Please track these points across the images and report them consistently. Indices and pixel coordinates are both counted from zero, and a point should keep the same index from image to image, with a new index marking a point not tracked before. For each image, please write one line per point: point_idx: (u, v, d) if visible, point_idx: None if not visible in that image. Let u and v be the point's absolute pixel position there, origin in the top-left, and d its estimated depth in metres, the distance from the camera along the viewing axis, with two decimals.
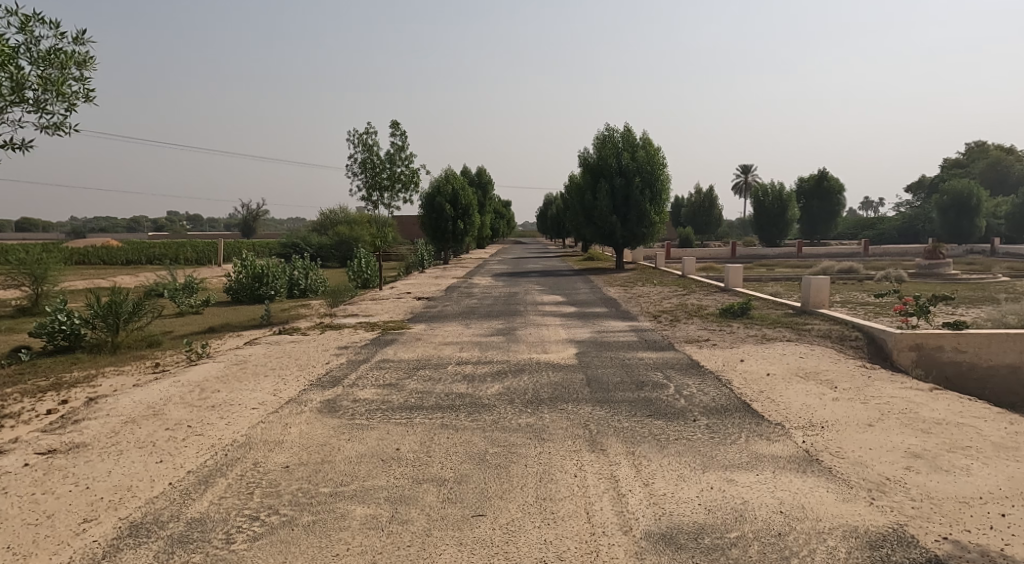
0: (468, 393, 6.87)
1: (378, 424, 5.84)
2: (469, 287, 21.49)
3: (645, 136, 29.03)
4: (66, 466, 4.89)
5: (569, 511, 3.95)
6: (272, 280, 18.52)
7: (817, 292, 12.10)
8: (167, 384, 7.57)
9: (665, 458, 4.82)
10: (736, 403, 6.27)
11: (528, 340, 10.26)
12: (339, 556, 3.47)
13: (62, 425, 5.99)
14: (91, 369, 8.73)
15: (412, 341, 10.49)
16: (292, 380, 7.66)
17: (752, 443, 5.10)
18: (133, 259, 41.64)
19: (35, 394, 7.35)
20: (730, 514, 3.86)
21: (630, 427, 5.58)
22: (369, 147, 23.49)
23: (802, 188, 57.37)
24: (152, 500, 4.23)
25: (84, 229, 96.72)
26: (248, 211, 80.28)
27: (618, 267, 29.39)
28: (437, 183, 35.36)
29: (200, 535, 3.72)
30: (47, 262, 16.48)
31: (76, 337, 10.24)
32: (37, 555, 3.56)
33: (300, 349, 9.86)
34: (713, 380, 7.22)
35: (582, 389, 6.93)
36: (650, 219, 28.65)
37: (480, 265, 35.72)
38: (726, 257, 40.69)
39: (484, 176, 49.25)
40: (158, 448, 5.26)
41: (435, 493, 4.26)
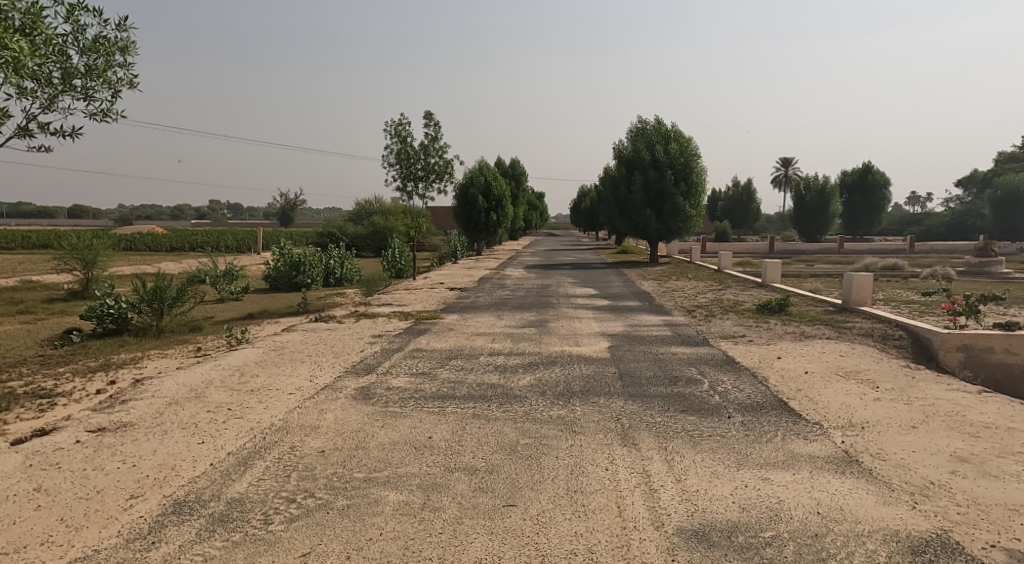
0: (500, 384, 6.90)
1: (411, 412, 5.92)
2: (501, 278, 21.50)
3: (678, 127, 28.74)
4: (114, 444, 5.08)
5: (600, 505, 3.94)
6: (308, 268, 18.81)
7: (859, 289, 11.77)
8: (208, 368, 7.80)
9: (699, 455, 4.77)
10: (772, 400, 6.17)
11: (560, 332, 10.28)
12: (372, 541, 3.54)
13: (110, 405, 6.22)
14: (138, 352, 9.03)
15: (444, 331, 10.56)
16: (327, 367, 7.83)
17: (789, 442, 5.01)
18: (177, 246, 43.13)
19: (85, 374, 7.66)
20: (766, 514, 3.80)
21: (662, 422, 5.53)
22: (403, 138, 23.71)
23: (845, 182, 55.80)
24: (195, 479, 4.38)
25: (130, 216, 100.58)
26: (286, 199, 81.83)
27: (651, 261, 29.12)
28: (470, 174, 35.51)
29: (239, 515, 3.84)
30: (96, 248, 17.09)
31: (123, 320, 10.60)
32: (88, 527, 3.72)
33: (335, 337, 10.04)
34: (748, 377, 7.11)
35: (614, 383, 6.90)
36: (685, 213, 28.21)
37: (502, 265, 28.57)
38: (764, 252, 39.93)
39: (517, 167, 49.26)
40: (200, 429, 5.43)
41: (466, 482, 4.30)
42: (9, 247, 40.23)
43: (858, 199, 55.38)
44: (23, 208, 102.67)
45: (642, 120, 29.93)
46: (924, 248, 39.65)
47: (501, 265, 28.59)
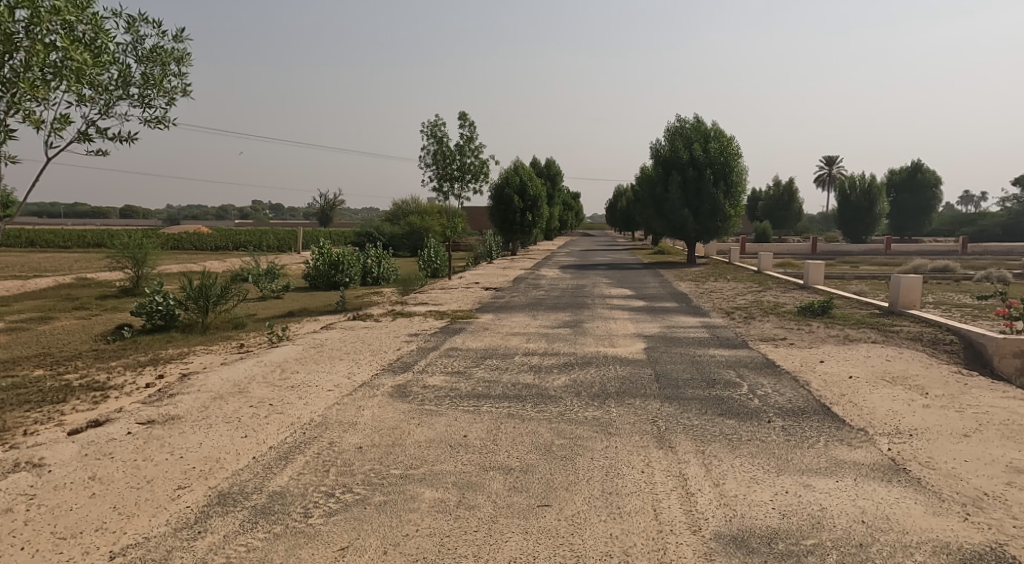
0: (535, 384, 6.90)
1: (447, 410, 5.97)
2: (536, 278, 21.53)
3: (718, 126, 28.25)
4: (163, 436, 5.26)
5: (635, 507, 3.91)
6: (347, 268, 19.11)
7: (908, 292, 11.41)
8: (250, 364, 8.00)
9: (738, 459, 4.68)
10: (814, 405, 6.03)
11: (596, 333, 10.22)
12: (409, 537, 3.58)
13: (159, 398, 6.45)
14: (185, 348, 9.33)
15: (480, 330, 10.61)
16: (365, 365, 7.96)
17: (831, 448, 4.88)
18: (222, 245, 44.38)
19: (136, 368, 7.95)
20: (807, 520, 3.71)
21: (700, 426, 5.45)
22: (439, 138, 23.91)
23: (893, 181, 54.26)
24: (238, 471, 4.50)
25: (177, 216, 104.26)
26: (325, 199, 83.50)
27: (689, 262, 28.72)
28: (505, 175, 35.62)
29: (281, 508, 3.92)
30: (146, 247, 17.70)
31: (171, 317, 10.94)
32: (139, 515, 3.86)
33: (373, 335, 10.18)
34: (789, 381, 6.96)
35: (650, 385, 6.83)
36: (724, 213, 27.73)
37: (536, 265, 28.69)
38: (806, 253, 38.97)
39: (552, 168, 49.13)
40: (243, 424, 5.58)
41: (501, 481, 4.32)
42: (66, 245, 42.04)
43: (907, 199, 53.69)
44: (78, 208, 107.08)
45: (681, 118, 29.55)
46: (978, 249, 38.11)
47: (536, 265, 28.72)
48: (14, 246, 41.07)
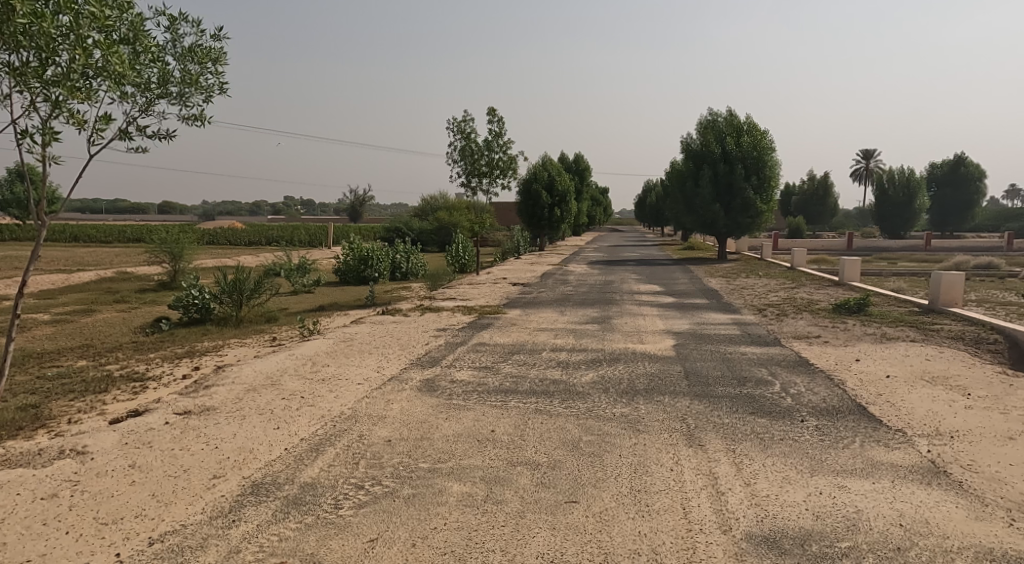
0: (562, 380, 6.88)
1: (475, 405, 5.98)
2: (564, 274, 21.48)
3: (751, 119, 27.69)
4: (199, 426, 5.39)
5: (664, 505, 3.87)
6: (376, 262, 19.29)
7: (949, 289, 11.06)
8: (283, 356, 8.15)
9: (769, 458, 4.61)
10: (850, 405, 5.88)
11: (624, 329, 10.15)
12: (437, 530, 3.60)
13: (195, 389, 6.62)
14: (219, 340, 9.54)
15: (508, 326, 10.62)
16: (394, 359, 8.02)
17: (867, 449, 4.77)
18: (255, 240, 45.26)
19: (173, 360, 8.17)
20: (842, 522, 3.63)
21: (731, 424, 5.38)
22: (467, 134, 23.94)
23: (934, 175, 52.73)
24: (271, 462, 4.58)
25: (212, 212, 106.70)
26: (355, 195, 84.50)
27: (720, 257, 28.31)
28: (534, 170, 35.54)
29: (311, 499, 3.99)
30: (183, 242, 18.13)
31: (206, 310, 11.16)
32: (176, 503, 3.96)
33: (401, 329, 10.27)
34: (823, 380, 6.81)
35: (679, 382, 6.76)
36: (756, 208, 27.24)
37: (564, 260, 28.60)
38: (842, 249, 38.07)
39: (581, 163, 48.85)
40: (276, 415, 5.68)
41: (529, 477, 4.32)
42: (107, 241, 43.29)
43: (948, 194, 52.11)
44: (117, 205, 110.06)
45: (713, 112, 29.04)
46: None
47: (563, 260, 28.64)
48: (59, 242, 42.47)
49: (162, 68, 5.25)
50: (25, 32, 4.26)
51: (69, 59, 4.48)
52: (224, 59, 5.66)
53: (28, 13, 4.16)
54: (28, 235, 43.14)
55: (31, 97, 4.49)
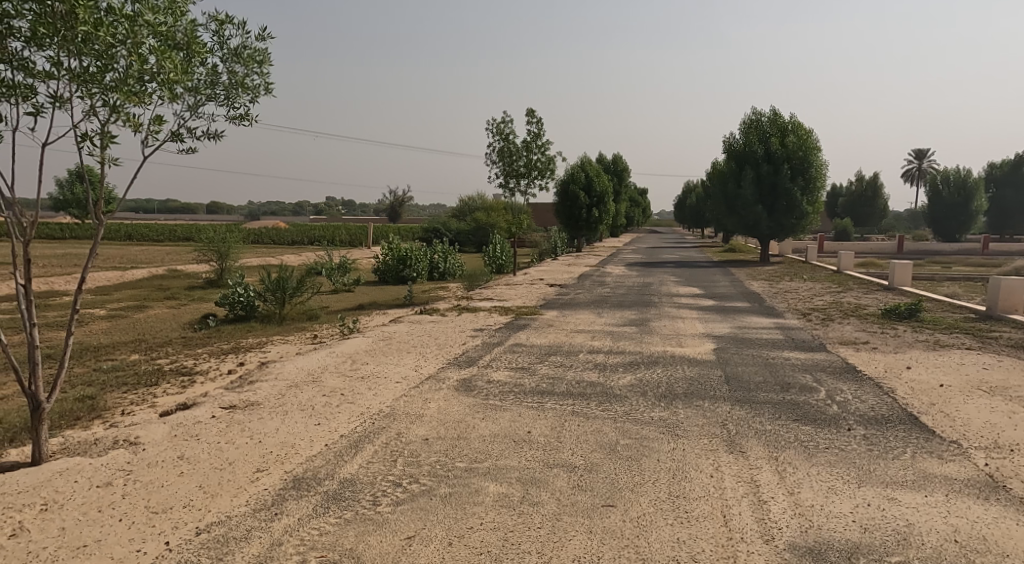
0: (600, 383, 6.82)
1: (511, 406, 5.97)
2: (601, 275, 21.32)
3: (796, 119, 27.02)
4: (243, 421, 5.52)
5: (703, 512, 3.80)
6: (414, 262, 19.48)
7: (1008, 295, 10.53)
8: (324, 354, 8.31)
9: (814, 467, 4.47)
10: (900, 414, 5.67)
11: (663, 332, 10.01)
12: (474, 530, 3.61)
13: (240, 384, 6.80)
14: (263, 337, 9.77)
15: (544, 327, 10.59)
16: (431, 358, 8.09)
17: (919, 461, 4.58)
18: (298, 240, 46.30)
19: (219, 355, 8.41)
20: (892, 536, 3.50)
21: (773, 431, 5.24)
22: (505, 135, 23.98)
23: (993, 175, 50.57)
24: (312, 457, 4.67)
25: (257, 212, 109.58)
26: (395, 196, 85.68)
27: (762, 260, 27.70)
28: (572, 170, 35.41)
29: (351, 495, 4.04)
30: (229, 241, 18.66)
31: (250, 308, 11.46)
32: (222, 495, 4.07)
33: (439, 329, 10.35)
34: (872, 387, 6.58)
35: (720, 386, 6.62)
36: (801, 209, 26.55)
37: (601, 261, 28.38)
38: (892, 252, 36.77)
39: (619, 163, 48.47)
40: (317, 411, 5.79)
41: (565, 479, 4.29)
42: (159, 240, 44.88)
43: (1009, 195, 49.83)
44: (168, 205, 114.00)
45: (756, 111, 28.45)
46: None
47: (601, 262, 28.44)
48: (114, 240, 44.26)
49: (210, 70, 5.37)
50: (85, 40, 4.42)
51: (127, 65, 4.64)
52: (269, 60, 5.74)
53: (88, 22, 4.30)
54: (86, 233, 45.07)
55: (90, 102, 4.65)
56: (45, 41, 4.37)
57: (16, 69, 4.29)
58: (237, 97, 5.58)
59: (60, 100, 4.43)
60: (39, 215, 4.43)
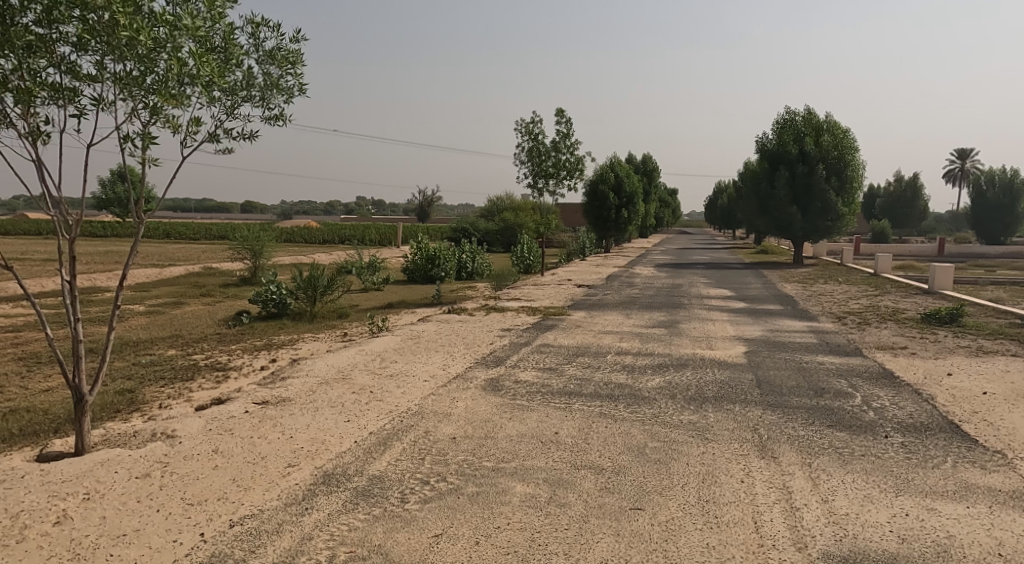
0: (628, 384, 6.76)
1: (538, 406, 5.97)
2: (630, 276, 21.15)
3: (832, 118, 26.43)
4: (276, 416, 5.61)
5: (734, 518, 3.73)
6: (443, 262, 19.58)
7: None
8: (353, 352, 8.40)
9: (849, 475, 4.36)
10: (941, 422, 5.50)
11: (692, 334, 9.88)
12: (500, 529, 3.61)
13: (273, 380, 6.93)
14: (294, 335, 9.92)
15: (572, 327, 10.56)
16: (459, 357, 8.11)
17: (961, 471, 4.43)
18: (329, 239, 46.96)
19: (253, 351, 8.58)
20: (931, 548, 3.40)
21: (807, 436, 5.13)
22: (535, 135, 23.95)
23: None
24: (342, 454, 4.73)
25: (290, 211, 111.67)
26: (425, 196, 86.42)
27: (796, 262, 27.15)
28: (601, 171, 35.22)
29: (379, 492, 4.07)
30: (263, 240, 19.01)
31: (283, 305, 11.64)
32: (255, 488, 4.15)
33: (467, 329, 10.38)
34: (911, 394, 6.39)
35: (752, 390, 6.50)
36: (837, 210, 25.95)
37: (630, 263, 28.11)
38: (933, 255, 35.71)
39: (648, 163, 48.04)
40: (346, 408, 5.86)
41: (592, 481, 4.26)
42: (196, 237, 45.96)
43: None
44: (204, 204, 116.66)
45: (790, 111, 27.91)
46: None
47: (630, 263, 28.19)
48: (153, 238, 45.45)
49: (246, 72, 5.47)
50: (128, 44, 4.53)
51: (166, 67, 4.75)
52: (303, 61, 5.82)
53: (131, 27, 4.42)
54: (126, 231, 46.37)
55: (131, 104, 4.76)
56: (90, 46, 4.50)
57: (62, 72, 4.43)
58: (271, 98, 5.67)
59: (103, 103, 4.56)
60: (84, 214, 4.55)
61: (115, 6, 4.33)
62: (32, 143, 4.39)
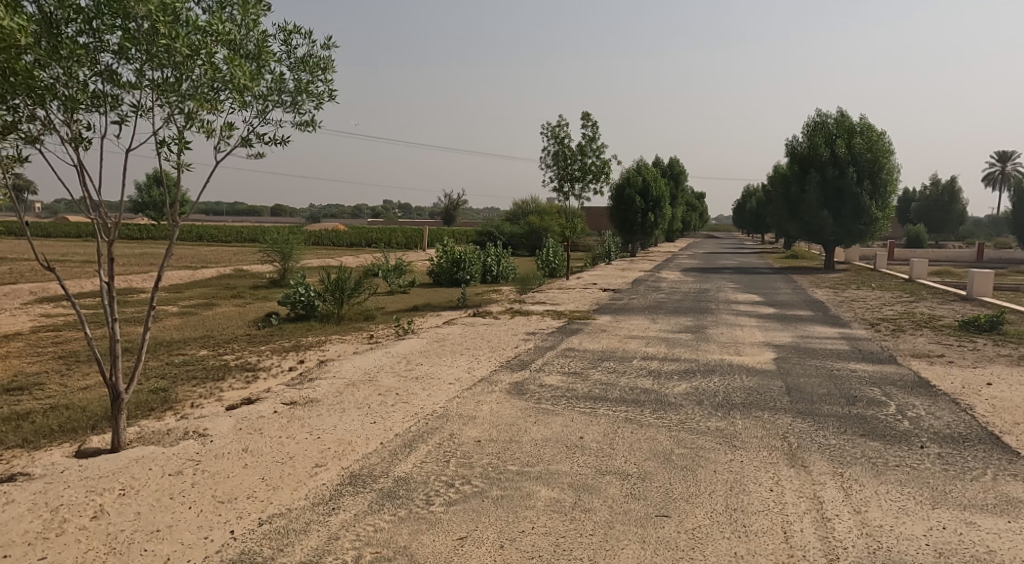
0: (654, 390, 6.70)
1: (563, 411, 5.94)
2: (657, 280, 20.97)
3: (865, 120, 25.89)
4: (303, 417, 5.68)
5: (763, 527, 3.67)
6: (468, 265, 19.66)
7: None
8: (380, 354, 8.47)
9: (882, 485, 4.25)
10: (979, 433, 5.33)
11: (720, 339, 9.75)
12: (525, 533, 3.60)
13: (301, 381, 7.02)
14: (321, 336, 10.05)
15: (597, 332, 10.49)
16: (484, 360, 8.12)
17: (1001, 484, 4.29)
18: (357, 242, 47.50)
19: (281, 352, 8.71)
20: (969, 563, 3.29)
21: (838, 445, 5.02)
22: (561, 139, 23.91)
23: None
24: (368, 455, 4.77)
25: (318, 215, 113.26)
26: (451, 199, 86.93)
27: (827, 267, 26.63)
28: (627, 174, 35.01)
29: (405, 493, 4.09)
30: (292, 243, 19.31)
31: (310, 307, 11.79)
32: (283, 487, 4.21)
33: (492, 332, 10.38)
34: (948, 403, 6.22)
35: (781, 398, 6.39)
36: (870, 215, 25.42)
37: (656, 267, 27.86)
38: (971, 261, 34.74)
39: (676, 167, 47.58)
40: (373, 410, 5.91)
41: (618, 486, 4.23)
42: (227, 240, 46.90)
43: None
44: (236, 207, 119.03)
45: (821, 113, 27.42)
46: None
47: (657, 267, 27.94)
48: (186, 240, 46.51)
49: (278, 77, 5.56)
50: (167, 52, 4.65)
51: (202, 74, 4.86)
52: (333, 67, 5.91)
53: (170, 35, 4.54)
54: (161, 233, 47.51)
55: (169, 111, 4.88)
56: (130, 54, 4.62)
57: (104, 80, 4.56)
58: (302, 103, 5.76)
59: (142, 109, 4.68)
60: (122, 216, 4.67)
61: (156, 15, 4.44)
62: (74, 149, 4.52)
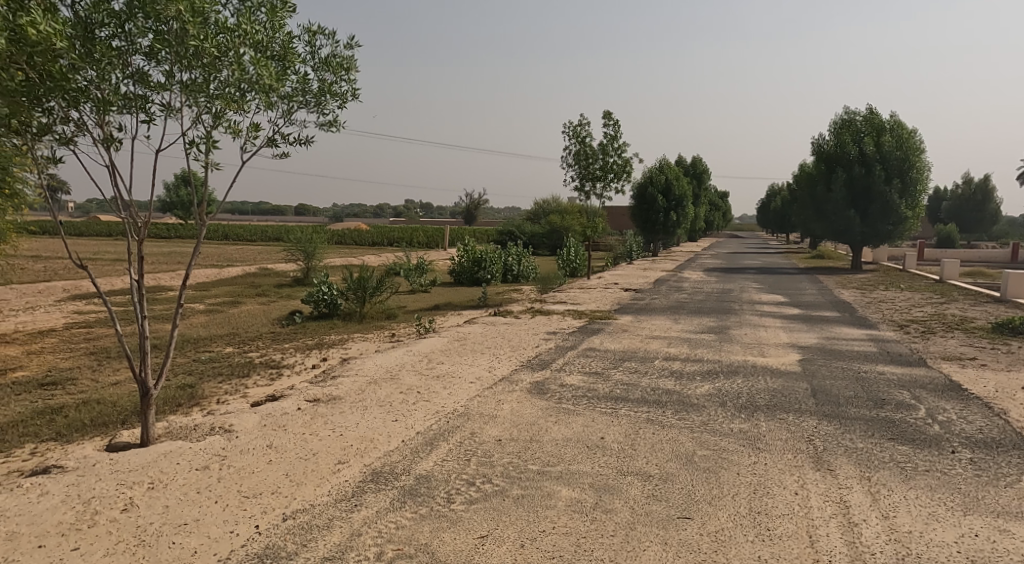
0: (676, 391, 6.64)
1: (584, 410, 5.92)
2: (679, 280, 20.78)
3: (894, 118, 25.39)
4: (326, 414, 5.74)
5: (788, 531, 3.62)
6: (489, 264, 19.69)
7: None
8: (401, 352, 8.52)
9: (912, 491, 4.16)
10: (1013, 438, 5.19)
11: (743, 340, 9.63)
12: (545, 533, 3.59)
13: (324, 378, 7.10)
14: (344, 334, 10.14)
15: (619, 332, 10.43)
16: (505, 359, 8.12)
17: None
18: (379, 241, 47.90)
19: (305, 350, 8.81)
20: None
21: (865, 449, 4.93)
22: (582, 138, 23.82)
23: None
24: (390, 452, 4.80)
25: (341, 214, 114.41)
26: (472, 199, 87.16)
27: (854, 267, 26.17)
28: (649, 174, 34.76)
29: (426, 491, 4.11)
30: (315, 242, 19.52)
31: (333, 306, 11.93)
32: (307, 483, 4.25)
33: (513, 331, 10.39)
34: (980, 407, 6.07)
35: (806, 400, 6.29)
36: (898, 214, 24.93)
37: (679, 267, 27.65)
38: (1004, 261, 33.89)
39: (699, 166, 47.10)
40: (394, 408, 5.95)
41: (639, 488, 4.20)
42: (252, 239, 47.61)
43: None
44: (261, 207, 120.84)
45: (849, 111, 26.96)
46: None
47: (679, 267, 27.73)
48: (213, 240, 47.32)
49: (303, 78, 5.61)
50: (195, 54, 4.73)
51: (229, 74, 4.93)
52: (356, 68, 5.95)
53: (199, 37, 4.62)
54: (189, 233, 48.41)
55: (197, 111, 4.96)
56: (161, 56, 4.71)
57: (135, 82, 4.64)
58: (326, 103, 5.81)
59: (171, 110, 4.76)
60: (151, 216, 4.76)
61: (185, 17, 4.52)
62: (106, 149, 4.62)
